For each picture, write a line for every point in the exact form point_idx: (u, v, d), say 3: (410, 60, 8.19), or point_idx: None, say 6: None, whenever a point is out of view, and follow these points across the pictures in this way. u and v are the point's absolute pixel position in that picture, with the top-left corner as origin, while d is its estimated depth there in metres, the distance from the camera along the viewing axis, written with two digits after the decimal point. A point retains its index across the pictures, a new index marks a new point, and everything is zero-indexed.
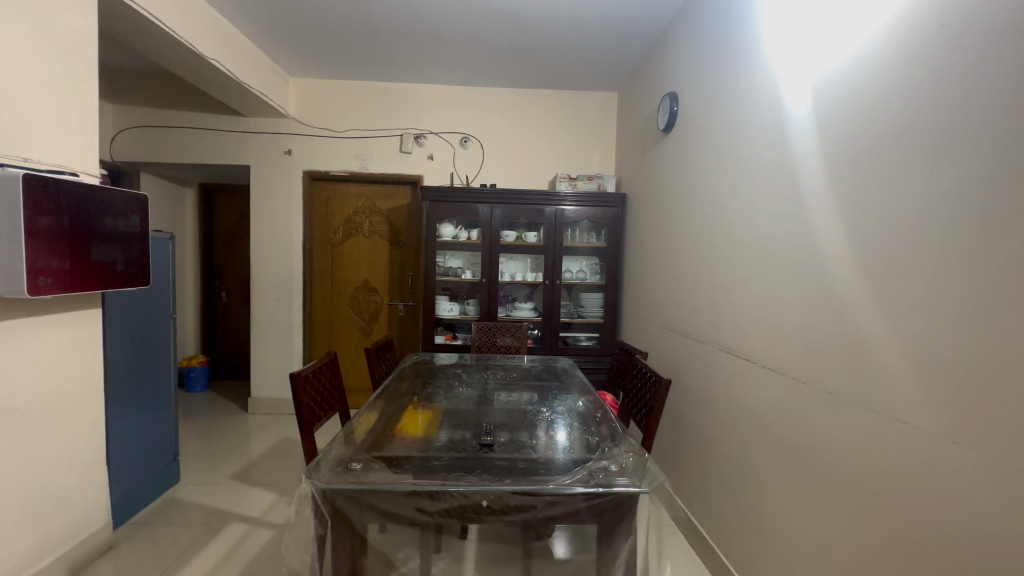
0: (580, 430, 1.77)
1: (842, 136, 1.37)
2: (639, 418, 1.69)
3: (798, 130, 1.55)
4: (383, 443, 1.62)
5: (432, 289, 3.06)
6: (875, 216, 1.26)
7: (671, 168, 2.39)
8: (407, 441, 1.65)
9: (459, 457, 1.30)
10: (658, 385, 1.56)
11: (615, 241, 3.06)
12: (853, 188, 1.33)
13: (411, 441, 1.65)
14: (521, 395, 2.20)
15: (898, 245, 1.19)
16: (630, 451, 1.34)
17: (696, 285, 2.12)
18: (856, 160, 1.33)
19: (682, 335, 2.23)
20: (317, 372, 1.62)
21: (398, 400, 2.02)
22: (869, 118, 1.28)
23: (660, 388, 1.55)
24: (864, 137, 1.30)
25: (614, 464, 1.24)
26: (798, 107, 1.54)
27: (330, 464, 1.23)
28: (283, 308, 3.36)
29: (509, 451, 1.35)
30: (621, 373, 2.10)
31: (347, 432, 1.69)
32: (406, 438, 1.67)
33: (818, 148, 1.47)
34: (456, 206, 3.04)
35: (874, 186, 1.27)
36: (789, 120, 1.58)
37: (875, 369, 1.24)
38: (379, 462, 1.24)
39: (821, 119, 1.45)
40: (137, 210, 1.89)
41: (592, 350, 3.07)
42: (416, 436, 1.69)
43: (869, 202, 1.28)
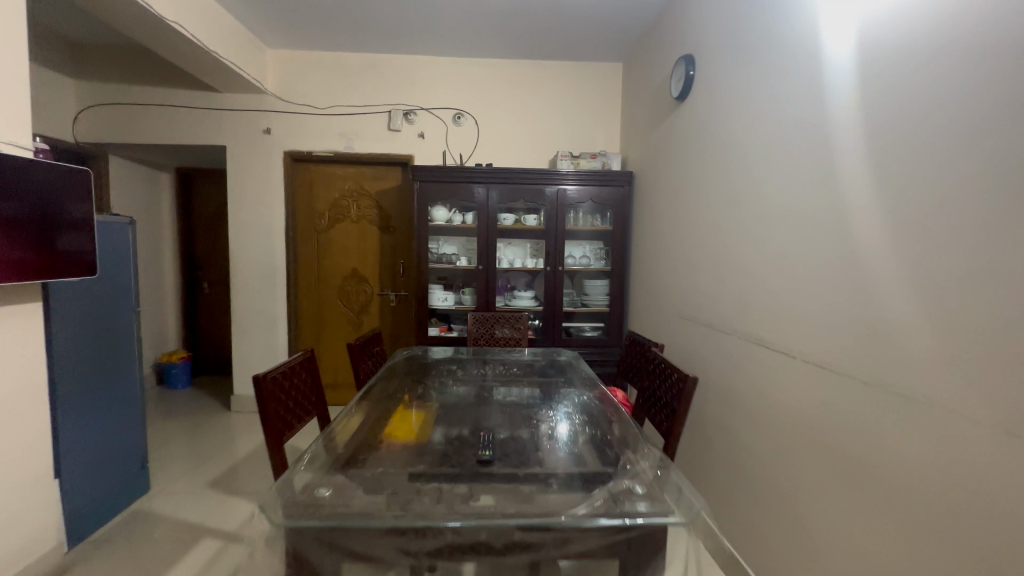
0: (589, 435, 1.57)
1: (889, 88, 1.15)
2: (657, 421, 1.49)
3: (836, 85, 1.32)
4: (365, 454, 1.42)
5: (425, 278, 2.85)
6: (927, 182, 1.05)
7: (686, 140, 2.17)
8: (395, 449, 1.45)
9: (453, 477, 1.10)
10: (682, 384, 1.35)
11: (621, 224, 2.84)
12: (900, 147, 1.12)
13: (400, 449, 1.45)
14: (522, 391, 2.01)
15: (960, 215, 0.97)
16: (652, 466, 1.15)
17: (716, 268, 1.91)
18: (906, 112, 1.10)
19: (701, 324, 2.02)
20: (290, 373, 1.40)
21: (386, 399, 1.81)
22: (924, 63, 1.06)
23: (685, 389, 1.34)
24: (915, 86, 1.08)
25: (637, 486, 1.05)
26: (839, 59, 1.32)
27: (297, 491, 1.03)
28: (267, 299, 3.14)
29: (513, 467, 1.15)
30: (635, 368, 1.89)
31: (326, 439, 1.50)
32: (394, 446, 1.46)
33: (857, 105, 1.25)
34: (449, 187, 2.81)
35: (926, 144, 1.05)
36: (828, 74, 1.36)
37: (932, 363, 1.02)
38: (356, 487, 1.04)
39: (864, 69, 1.23)
40: (83, 191, 1.64)
41: (597, 342, 2.87)
42: (405, 443, 1.49)
43: (919, 163, 1.06)
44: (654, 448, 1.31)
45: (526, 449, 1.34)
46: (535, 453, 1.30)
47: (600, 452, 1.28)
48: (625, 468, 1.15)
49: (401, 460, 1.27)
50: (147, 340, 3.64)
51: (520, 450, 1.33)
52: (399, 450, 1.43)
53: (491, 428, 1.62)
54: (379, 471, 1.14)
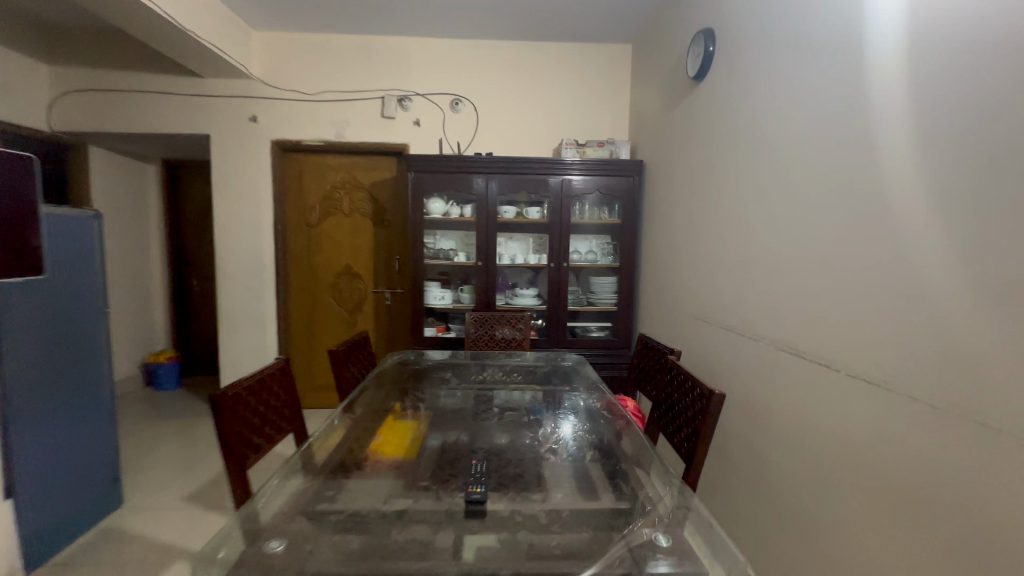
0: (599, 454, 1.39)
1: (947, 53, 0.97)
2: (677, 441, 1.30)
3: (879, 54, 1.14)
4: (344, 472, 1.26)
5: (421, 275, 2.67)
6: (993, 167, 0.88)
7: (705, 124, 1.98)
8: (380, 468, 1.27)
9: (439, 523, 0.95)
10: (707, 401, 1.17)
11: (631, 216, 2.65)
12: (960, 124, 0.94)
13: (386, 468, 1.27)
14: (523, 398, 1.84)
15: None
16: (672, 502, 0.99)
17: (739, 264, 1.71)
18: (969, 82, 0.92)
19: (720, 327, 1.84)
20: (257, 387, 1.23)
21: (374, 408, 1.66)
22: (993, 20, 0.88)
23: (710, 406, 1.16)
24: (982, 52, 0.90)
25: (659, 535, 0.90)
26: (882, 22, 1.13)
27: (255, 547, 0.89)
28: (255, 297, 2.98)
29: (508, 508, 1.00)
30: (648, 376, 1.71)
31: (304, 456, 1.33)
32: (377, 466, 1.29)
33: (905, 79, 1.07)
34: (445, 178, 2.63)
35: (996, 119, 0.87)
36: (869, 39, 1.17)
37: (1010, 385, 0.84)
38: (323, 540, 0.91)
39: (917, 33, 1.04)
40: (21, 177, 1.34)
41: (605, 343, 2.69)
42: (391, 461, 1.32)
43: (987, 144, 0.89)
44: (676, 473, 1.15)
45: (528, 474, 1.17)
46: (539, 480, 1.13)
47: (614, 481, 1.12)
48: (644, 508, 0.98)
49: (386, 490, 1.11)
50: (133, 339, 3.49)
51: (521, 475, 1.16)
52: (384, 470, 1.26)
53: (484, 441, 1.46)
54: (356, 514, 1.00)
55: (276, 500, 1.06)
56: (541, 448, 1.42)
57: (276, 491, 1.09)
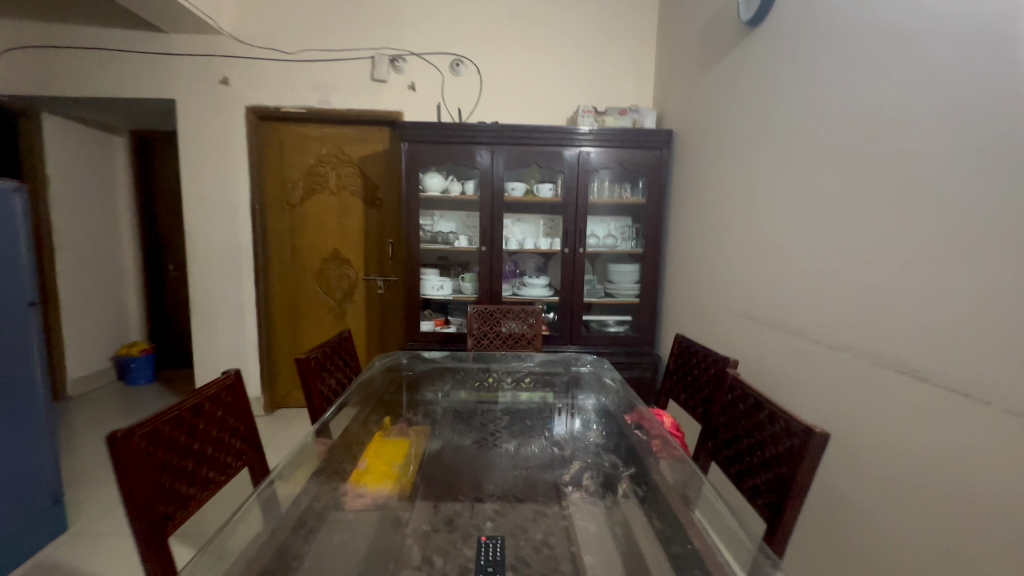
0: (642, 500, 1.07)
1: None
2: (747, 486, 0.98)
3: None
4: (314, 528, 0.95)
5: (417, 262, 2.35)
6: None
7: (762, 81, 1.63)
8: (352, 532, 0.94)
9: None
10: (802, 442, 0.86)
11: (657, 195, 2.31)
12: None
13: (362, 533, 0.94)
14: (540, 411, 1.52)
15: None
16: None
17: (809, 252, 1.37)
18: None
19: (776, 327, 1.52)
20: (187, 418, 0.91)
21: (358, 422, 1.35)
22: None
23: (806, 448, 0.84)
24: None
25: None
26: None
27: None
28: (231, 285, 2.65)
29: None
30: (695, 388, 1.38)
31: (263, 497, 1.01)
32: (344, 527, 0.96)
33: None
34: (445, 150, 2.28)
35: None
36: None
37: None
38: None
39: None
40: None
41: (624, 340, 2.38)
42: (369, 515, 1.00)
43: None
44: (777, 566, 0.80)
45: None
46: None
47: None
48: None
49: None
50: (101, 329, 3.17)
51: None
52: (351, 538, 0.93)
53: (499, 471, 1.16)
54: None
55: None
56: (569, 485, 1.12)
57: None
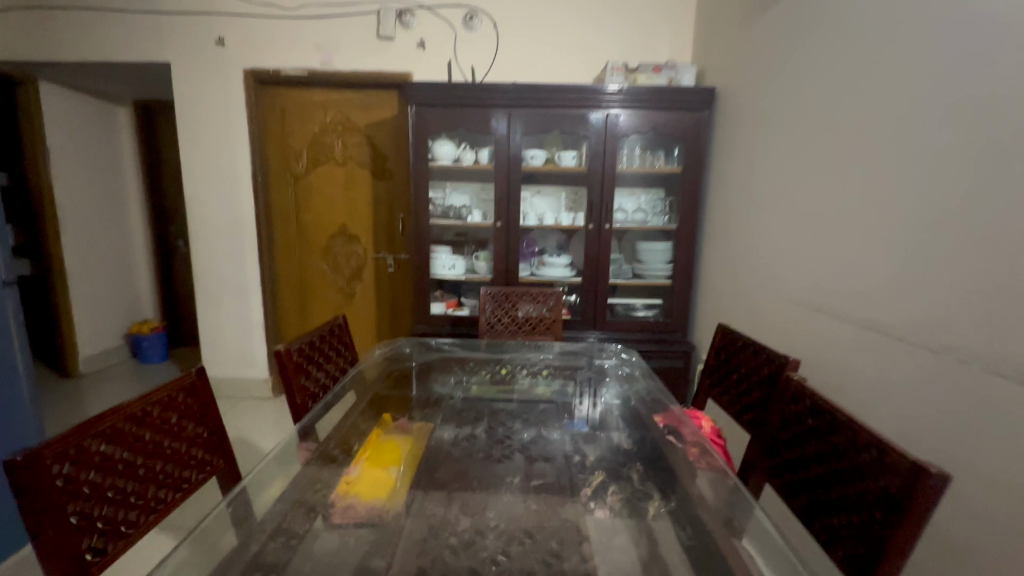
0: (681, 531, 0.84)
1: None
2: (820, 526, 0.77)
3: None
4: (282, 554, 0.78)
5: (426, 238, 2.15)
6: None
7: (836, 22, 1.34)
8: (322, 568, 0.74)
9: None
10: (912, 478, 0.63)
11: (695, 163, 2.04)
12: None
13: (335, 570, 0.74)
14: (556, 409, 1.31)
15: None
16: None
17: (900, 230, 1.11)
18: None
19: (841, 319, 1.28)
20: (126, 430, 0.76)
21: (348, 419, 1.18)
22: None
23: (921, 487, 0.62)
24: None
25: None
26: None
27: None
28: (235, 263, 2.53)
29: None
30: (746, 388, 1.15)
31: (235, 507, 0.83)
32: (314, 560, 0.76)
33: None
34: (457, 114, 2.05)
35: None
36: None
37: None
38: None
39: None
40: None
41: (653, 325, 2.16)
42: (344, 541, 0.80)
43: None
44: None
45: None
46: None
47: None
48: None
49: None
50: (113, 307, 3.13)
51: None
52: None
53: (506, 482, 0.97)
54: None
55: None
56: (591, 501, 0.92)
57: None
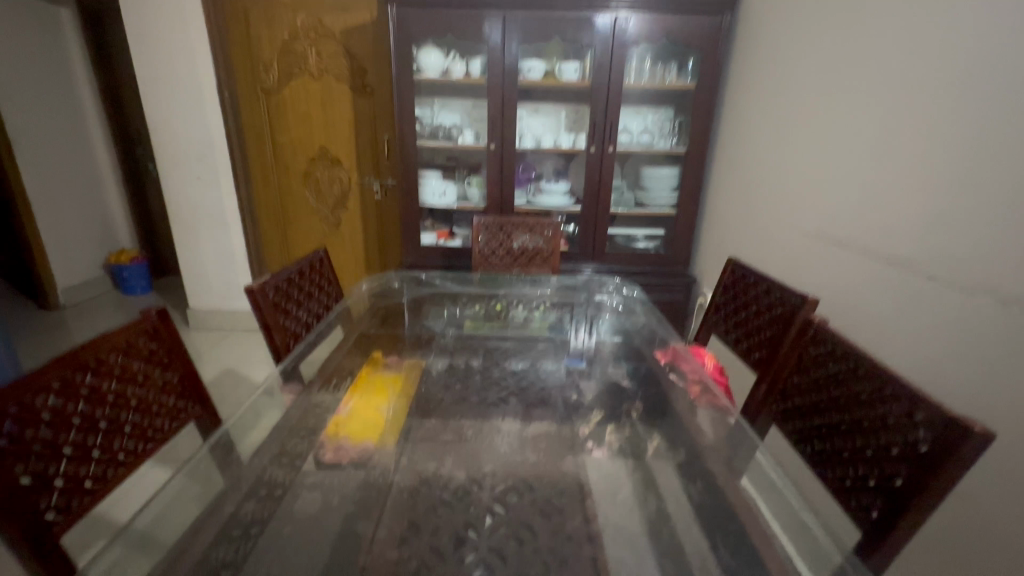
0: (688, 477, 0.79)
1: None
2: (830, 476, 0.73)
3: None
4: (271, 496, 0.74)
5: (414, 163, 1.99)
6: None
7: None
8: (307, 532, 0.69)
9: None
10: (950, 435, 0.58)
11: (710, 78, 1.84)
12: None
13: (321, 533, 0.69)
14: (553, 346, 1.24)
15: None
16: None
17: (944, 154, 0.98)
18: None
19: (864, 251, 1.19)
20: (78, 381, 0.68)
21: (335, 356, 1.11)
22: None
23: (960, 444, 0.57)
24: None
25: None
26: None
27: None
28: (209, 189, 2.35)
29: None
30: (756, 326, 1.09)
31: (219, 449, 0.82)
32: (298, 524, 0.70)
33: None
34: (443, 16, 1.80)
35: None
36: None
37: None
38: None
39: None
40: None
41: (654, 257, 2.07)
42: (331, 500, 0.75)
43: None
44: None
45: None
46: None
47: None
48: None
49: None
50: (87, 234, 2.97)
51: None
52: (309, 544, 0.67)
53: (502, 421, 0.92)
54: None
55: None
56: (590, 441, 0.88)
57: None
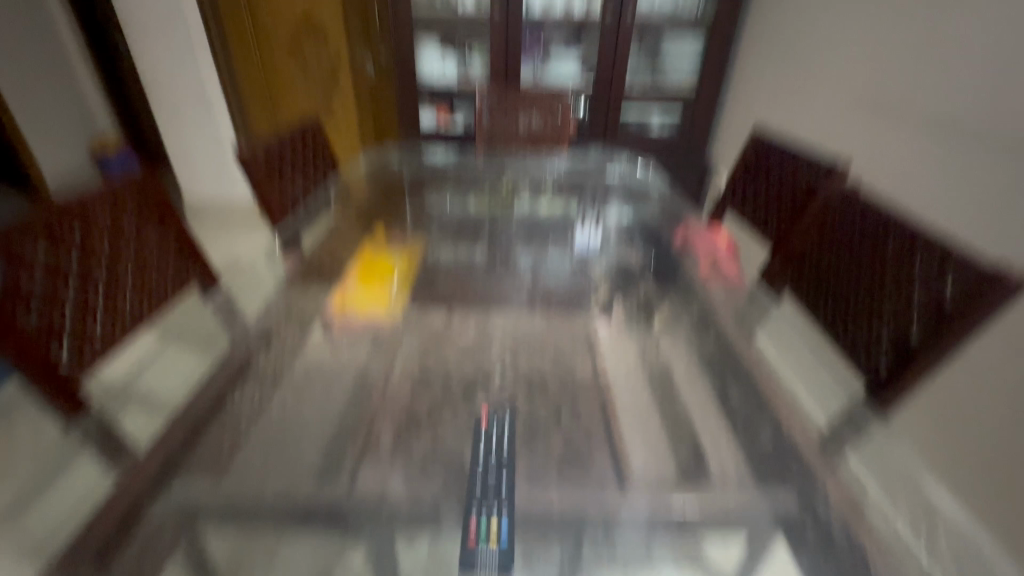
0: (701, 330, 0.80)
1: None
2: (843, 336, 0.73)
3: None
4: (286, 353, 0.75)
5: (410, 31, 1.82)
6: None
7: None
8: (327, 375, 0.72)
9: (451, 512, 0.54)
10: (985, 280, 0.56)
11: None
12: None
13: (340, 376, 0.72)
14: (563, 224, 1.20)
15: None
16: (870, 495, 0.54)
17: None
18: None
19: (929, 122, 1.09)
20: (70, 236, 0.67)
21: (337, 231, 1.07)
22: None
23: (994, 286, 0.55)
24: None
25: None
26: None
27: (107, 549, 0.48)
28: (183, 57, 2.08)
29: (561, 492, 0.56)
30: (775, 201, 1.04)
31: (223, 310, 0.83)
32: (316, 367, 0.72)
33: None
34: None
35: None
36: None
37: None
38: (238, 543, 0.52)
39: None
40: None
41: (669, 140, 1.95)
42: (348, 352, 0.77)
43: None
44: (915, 489, 0.57)
45: (604, 467, 0.59)
46: (616, 474, 0.58)
47: (773, 510, 0.54)
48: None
49: (316, 541, 0.54)
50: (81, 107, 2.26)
51: (586, 464, 0.59)
52: (330, 385, 0.70)
53: (511, 293, 0.92)
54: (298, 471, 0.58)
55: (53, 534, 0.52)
56: (597, 310, 0.87)
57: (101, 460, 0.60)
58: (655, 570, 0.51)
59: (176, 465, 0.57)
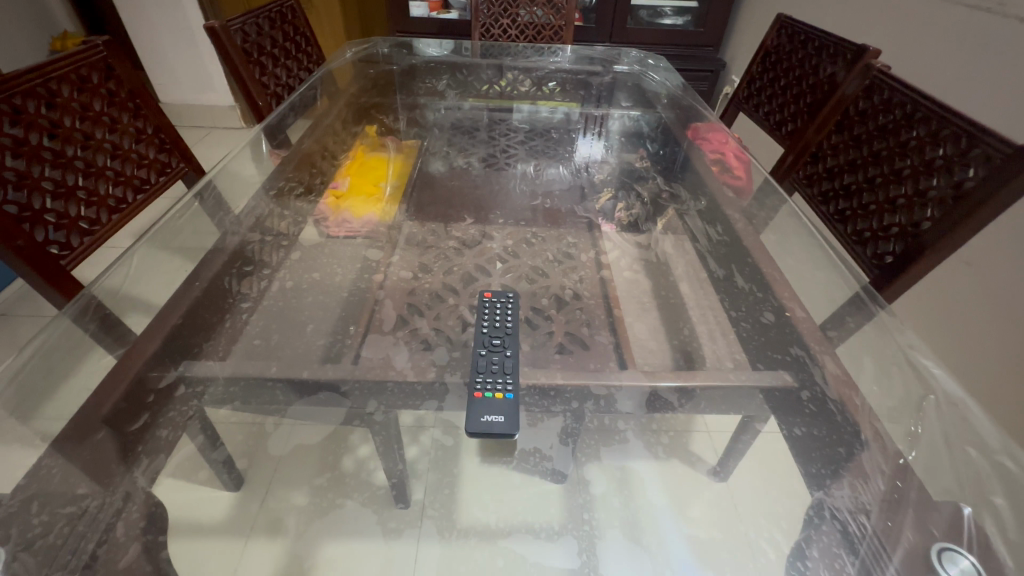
0: (707, 223, 0.81)
1: None
2: (852, 230, 0.71)
3: None
4: (283, 247, 0.74)
5: None
6: None
7: None
8: (328, 269, 0.73)
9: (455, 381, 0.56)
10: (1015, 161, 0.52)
11: None
12: None
13: (343, 269, 0.73)
14: (565, 124, 1.13)
15: None
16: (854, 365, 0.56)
17: None
18: None
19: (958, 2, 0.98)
20: (33, 112, 0.60)
21: (324, 126, 1.00)
22: None
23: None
24: None
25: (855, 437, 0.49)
26: None
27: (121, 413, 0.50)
28: None
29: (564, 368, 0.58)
30: (794, 93, 0.97)
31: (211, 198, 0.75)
32: (321, 262, 0.74)
33: None
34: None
35: None
36: None
37: None
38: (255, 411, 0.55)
39: None
40: None
41: (681, 36, 1.79)
42: (348, 248, 0.78)
43: None
44: (916, 352, 0.56)
45: (603, 350, 0.62)
46: (618, 358, 0.61)
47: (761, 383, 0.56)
48: (877, 545, 0.43)
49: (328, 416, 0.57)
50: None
51: (587, 346, 0.62)
52: (335, 279, 0.72)
53: (513, 198, 0.89)
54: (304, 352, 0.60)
55: (72, 409, 0.47)
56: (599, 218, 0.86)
57: (88, 333, 0.55)
58: (648, 440, 0.56)
59: (181, 342, 0.56)
